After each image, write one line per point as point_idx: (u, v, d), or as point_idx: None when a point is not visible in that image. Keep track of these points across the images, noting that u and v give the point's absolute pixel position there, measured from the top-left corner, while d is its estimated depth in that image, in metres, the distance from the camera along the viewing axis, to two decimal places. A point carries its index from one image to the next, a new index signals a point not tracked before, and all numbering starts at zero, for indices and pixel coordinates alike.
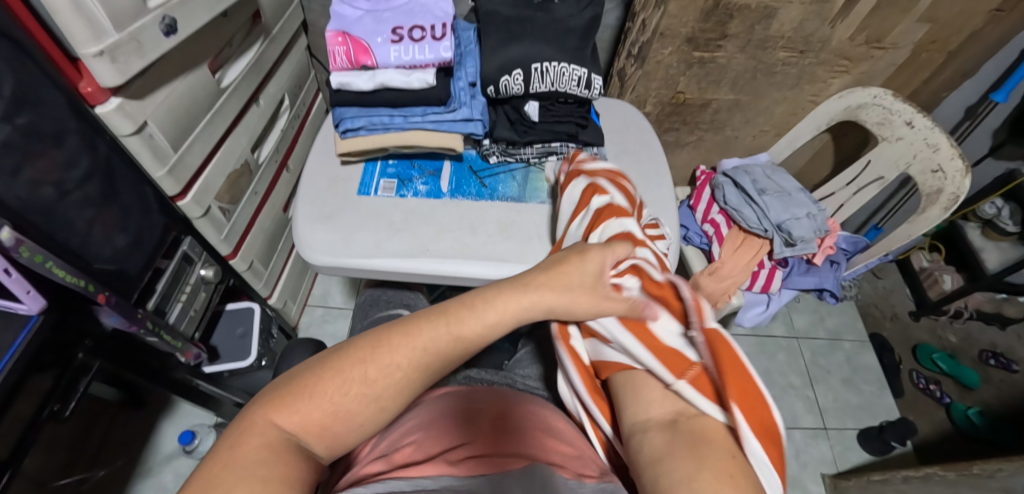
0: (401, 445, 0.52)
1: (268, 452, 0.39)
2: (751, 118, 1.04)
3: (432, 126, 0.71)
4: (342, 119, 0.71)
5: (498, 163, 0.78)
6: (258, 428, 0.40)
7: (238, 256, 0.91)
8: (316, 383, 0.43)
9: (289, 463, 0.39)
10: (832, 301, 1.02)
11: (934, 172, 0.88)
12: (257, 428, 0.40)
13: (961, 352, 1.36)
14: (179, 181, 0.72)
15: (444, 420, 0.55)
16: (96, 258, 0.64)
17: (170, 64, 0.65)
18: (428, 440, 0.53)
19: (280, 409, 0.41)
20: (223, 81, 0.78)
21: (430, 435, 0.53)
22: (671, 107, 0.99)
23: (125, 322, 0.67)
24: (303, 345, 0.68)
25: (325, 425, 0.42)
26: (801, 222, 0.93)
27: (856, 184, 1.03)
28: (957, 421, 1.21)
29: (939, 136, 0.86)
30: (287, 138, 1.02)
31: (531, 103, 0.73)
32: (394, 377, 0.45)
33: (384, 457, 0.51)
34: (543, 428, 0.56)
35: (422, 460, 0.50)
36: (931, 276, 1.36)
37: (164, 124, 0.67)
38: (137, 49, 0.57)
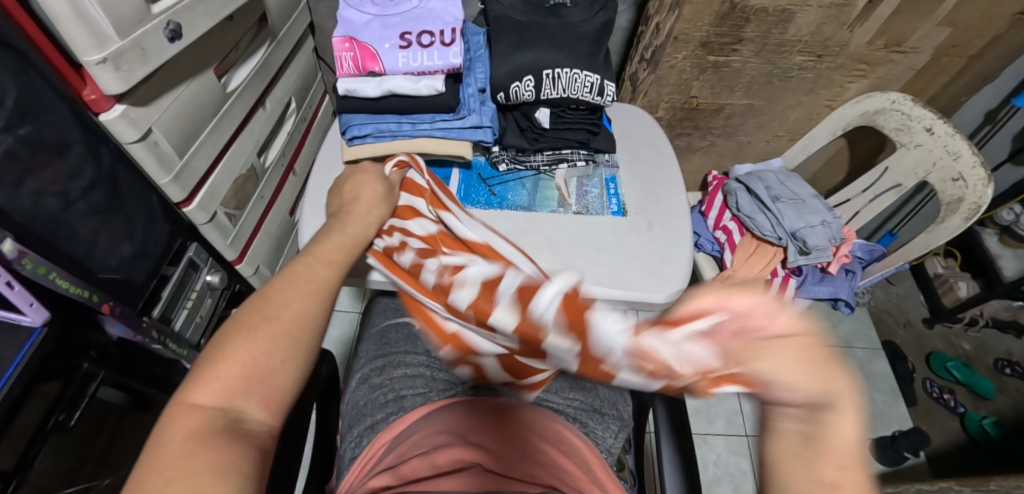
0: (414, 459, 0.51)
1: (196, 437, 0.32)
2: (766, 123, 1.02)
3: (441, 133, 0.70)
4: (348, 125, 0.69)
5: (507, 171, 0.76)
6: (180, 414, 0.33)
7: (244, 261, 0.90)
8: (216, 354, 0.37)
9: (221, 445, 0.32)
10: (846, 310, 0.99)
11: (956, 180, 0.86)
12: (178, 415, 0.33)
13: (975, 361, 1.33)
14: (185, 187, 0.71)
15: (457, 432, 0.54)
16: (101, 268, 0.63)
17: (175, 70, 0.64)
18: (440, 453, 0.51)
19: (198, 387, 0.35)
20: (229, 86, 0.77)
21: (443, 447, 0.52)
22: (684, 111, 0.98)
23: (129, 331, 0.67)
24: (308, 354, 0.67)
25: (249, 385, 0.36)
26: (815, 231, 0.91)
27: (873, 191, 1.01)
28: (971, 431, 1.19)
29: (960, 144, 0.84)
30: (293, 142, 1.01)
31: (542, 109, 0.72)
32: (297, 307, 0.40)
33: (391, 471, 0.51)
34: (554, 442, 0.55)
35: (433, 475, 0.49)
36: (946, 282, 1.33)
37: (169, 131, 0.65)
38: (141, 56, 0.55)
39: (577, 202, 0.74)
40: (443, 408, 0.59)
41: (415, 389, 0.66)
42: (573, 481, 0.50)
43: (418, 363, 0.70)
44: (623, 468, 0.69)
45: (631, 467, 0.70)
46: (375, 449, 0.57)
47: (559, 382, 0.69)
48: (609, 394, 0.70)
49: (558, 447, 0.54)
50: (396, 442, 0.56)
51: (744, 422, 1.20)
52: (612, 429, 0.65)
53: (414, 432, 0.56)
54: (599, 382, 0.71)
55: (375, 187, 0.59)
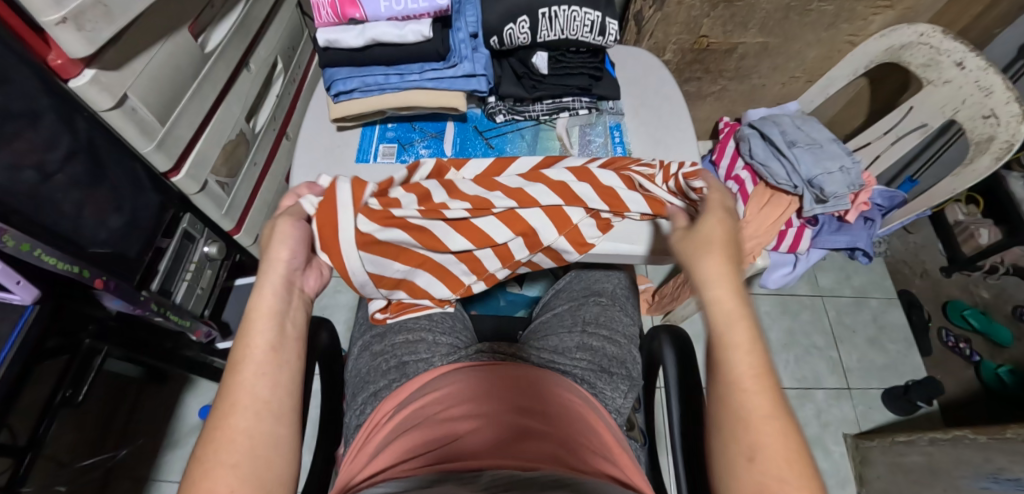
0: (413, 442, 0.49)
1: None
2: (782, 63, 0.97)
3: (431, 84, 0.65)
4: (333, 81, 0.65)
5: (505, 122, 0.72)
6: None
7: (242, 231, 0.88)
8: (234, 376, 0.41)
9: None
10: (863, 260, 0.98)
11: (986, 117, 0.80)
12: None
13: (993, 309, 1.27)
14: (170, 155, 0.67)
15: (455, 411, 0.52)
16: (91, 242, 0.62)
17: (145, 28, 0.59)
18: (437, 435, 0.49)
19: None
20: (207, 47, 0.72)
21: (440, 428, 0.50)
22: (693, 53, 0.92)
23: (128, 305, 0.67)
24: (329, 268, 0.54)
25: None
26: (833, 178, 0.87)
27: (895, 133, 0.96)
28: (986, 380, 1.16)
29: (993, 78, 0.78)
30: (284, 105, 0.97)
31: (539, 53, 0.67)
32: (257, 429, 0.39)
33: (385, 451, 0.49)
34: (565, 414, 0.53)
35: (431, 457, 0.46)
36: (967, 230, 1.27)
37: (146, 96, 0.62)
38: (106, 14, 0.51)
39: (580, 152, 0.70)
40: (432, 378, 0.58)
41: (418, 354, 0.62)
42: (591, 462, 0.47)
43: (417, 330, 0.65)
44: (633, 427, 0.68)
45: (642, 425, 0.70)
46: (378, 417, 0.56)
47: (566, 342, 0.66)
48: (618, 352, 0.67)
49: (553, 407, 0.53)
50: (388, 417, 0.55)
51: None
52: (622, 389, 0.63)
53: (414, 403, 0.55)
54: (607, 340, 0.67)
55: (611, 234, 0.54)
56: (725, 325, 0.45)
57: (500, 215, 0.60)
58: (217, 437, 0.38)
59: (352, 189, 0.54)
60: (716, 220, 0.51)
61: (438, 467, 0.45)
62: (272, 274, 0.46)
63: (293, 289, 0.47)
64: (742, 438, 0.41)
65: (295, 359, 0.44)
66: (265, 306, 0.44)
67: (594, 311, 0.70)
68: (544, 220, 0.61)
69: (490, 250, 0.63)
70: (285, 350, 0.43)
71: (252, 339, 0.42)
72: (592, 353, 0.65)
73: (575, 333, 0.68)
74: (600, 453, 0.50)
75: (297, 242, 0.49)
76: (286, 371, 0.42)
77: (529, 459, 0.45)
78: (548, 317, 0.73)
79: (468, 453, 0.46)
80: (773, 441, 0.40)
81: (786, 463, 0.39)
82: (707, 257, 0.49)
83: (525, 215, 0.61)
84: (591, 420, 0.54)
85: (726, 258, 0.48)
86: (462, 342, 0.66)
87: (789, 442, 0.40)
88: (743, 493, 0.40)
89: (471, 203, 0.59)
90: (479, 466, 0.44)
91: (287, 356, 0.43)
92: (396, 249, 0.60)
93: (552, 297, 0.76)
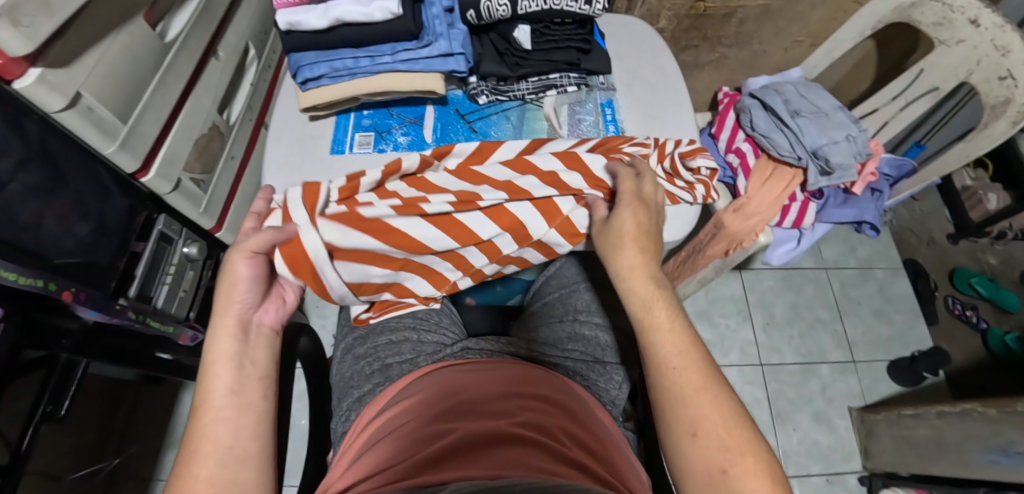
0: (381, 453, 0.44)
1: None
2: (784, 27, 0.91)
3: (404, 65, 0.60)
4: (299, 67, 0.61)
5: (488, 104, 0.67)
6: None
7: (224, 229, 0.85)
8: (205, 421, 0.42)
9: None
10: (870, 233, 0.94)
11: (1003, 79, 0.76)
12: None
13: (1001, 275, 1.24)
14: (137, 155, 0.63)
15: (427, 413, 0.47)
16: (56, 253, 0.58)
17: (94, 19, 0.55)
18: (405, 441, 0.44)
19: None
20: (167, 36, 0.67)
21: (409, 433, 0.45)
22: (689, 20, 0.86)
23: (103, 315, 0.65)
24: (292, 293, 0.53)
25: None
26: (839, 148, 0.84)
27: (904, 98, 0.91)
28: (993, 348, 1.14)
29: (1010, 36, 0.73)
30: (259, 93, 0.92)
31: (521, 27, 0.61)
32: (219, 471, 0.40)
33: (359, 462, 0.45)
34: (554, 413, 0.47)
35: (395, 465, 0.41)
36: (975, 195, 1.23)
37: (103, 93, 0.57)
38: (44, 6, 0.46)
39: (570, 133, 0.66)
40: (416, 380, 0.54)
41: (402, 355, 0.59)
42: (579, 468, 0.41)
43: (403, 328, 0.62)
44: (631, 417, 0.66)
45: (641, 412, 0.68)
46: (361, 424, 0.52)
47: (557, 332, 0.64)
48: (612, 341, 0.64)
49: (544, 404, 0.48)
50: (365, 426, 0.51)
51: (759, 352, 1.17)
52: (615, 380, 0.61)
53: (390, 412, 0.50)
54: (601, 328, 0.65)
55: (639, 222, 0.52)
56: (641, 310, 0.48)
57: (487, 210, 0.57)
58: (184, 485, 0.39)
59: (304, 193, 0.53)
60: (634, 214, 0.52)
61: (396, 476, 0.39)
62: (230, 314, 0.47)
63: (251, 328, 0.48)
64: (682, 414, 0.43)
65: (260, 399, 0.45)
66: (222, 347, 0.45)
67: (589, 300, 0.68)
68: (534, 214, 0.58)
69: (475, 247, 0.59)
70: (248, 392, 0.44)
71: (215, 383, 0.43)
72: (585, 343, 0.63)
73: (566, 323, 0.65)
74: (591, 458, 0.43)
75: (254, 282, 0.48)
76: (251, 413, 0.44)
77: (503, 462, 0.39)
78: (538, 306, 0.70)
79: (433, 457, 0.40)
80: (712, 413, 0.43)
81: (726, 432, 0.42)
82: (617, 252, 0.51)
83: (511, 208, 0.57)
84: (585, 420, 0.49)
85: (639, 251, 0.51)
86: (449, 338, 0.63)
87: (724, 407, 0.43)
88: (694, 470, 0.42)
89: (454, 196, 0.55)
90: (441, 472, 0.38)
91: (250, 397, 0.44)
92: (372, 257, 0.55)
93: (543, 284, 0.73)
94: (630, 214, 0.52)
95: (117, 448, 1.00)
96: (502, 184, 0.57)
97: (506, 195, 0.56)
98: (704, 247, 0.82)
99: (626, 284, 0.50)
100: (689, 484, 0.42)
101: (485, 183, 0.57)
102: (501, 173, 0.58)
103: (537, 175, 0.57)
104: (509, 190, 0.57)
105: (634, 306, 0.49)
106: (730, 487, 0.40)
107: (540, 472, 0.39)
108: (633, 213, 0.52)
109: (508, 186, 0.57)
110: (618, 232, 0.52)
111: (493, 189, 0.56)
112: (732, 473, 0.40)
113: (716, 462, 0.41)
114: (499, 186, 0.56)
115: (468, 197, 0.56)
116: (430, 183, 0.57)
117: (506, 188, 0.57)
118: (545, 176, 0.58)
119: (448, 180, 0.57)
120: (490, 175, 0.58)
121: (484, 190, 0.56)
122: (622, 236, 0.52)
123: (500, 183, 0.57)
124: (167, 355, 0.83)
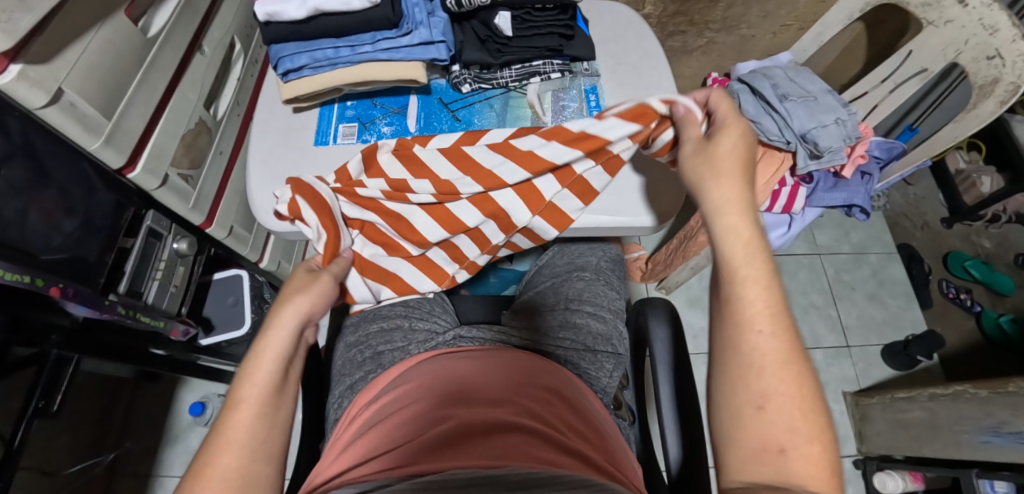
0: (375, 441, 0.44)
1: None
2: (772, 10, 0.91)
3: (385, 55, 0.60)
4: (279, 58, 0.60)
5: (472, 92, 0.67)
6: None
7: (214, 224, 0.85)
8: (228, 411, 0.43)
9: None
10: (861, 217, 0.93)
11: (990, 58, 0.76)
12: None
13: (996, 258, 1.24)
14: (122, 151, 0.63)
15: (422, 400, 0.46)
16: (43, 250, 0.60)
17: (75, 15, 0.55)
18: (401, 430, 0.44)
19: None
20: (150, 31, 0.67)
21: (404, 421, 0.44)
22: (675, 5, 0.86)
23: (93, 311, 0.64)
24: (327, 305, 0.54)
25: None
26: (828, 131, 0.83)
27: (894, 81, 0.90)
28: (987, 330, 1.14)
29: (998, 15, 0.73)
30: (246, 88, 0.92)
31: (502, 13, 0.62)
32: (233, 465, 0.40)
33: (352, 447, 0.44)
34: (550, 401, 0.47)
35: (392, 455, 0.41)
36: (968, 179, 1.23)
37: (87, 89, 0.57)
38: (20, 2, 0.46)
39: (554, 120, 0.66)
40: (412, 367, 0.54)
41: (394, 343, 0.59)
42: (575, 456, 0.41)
43: (394, 317, 0.62)
44: (621, 406, 0.65)
45: (631, 402, 0.67)
46: (354, 412, 0.52)
47: (550, 320, 0.64)
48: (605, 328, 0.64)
49: (542, 393, 0.48)
50: (358, 413, 0.51)
51: None
52: (607, 368, 0.60)
53: (384, 398, 0.50)
54: (592, 316, 0.64)
55: (737, 147, 0.48)
56: (741, 252, 0.43)
57: (470, 199, 0.60)
58: (205, 475, 0.39)
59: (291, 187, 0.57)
60: (736, 135, 0.48)
61: (394, 468, 0.39)
62: (282, 324, 0.48)
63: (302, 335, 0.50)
64: (754, 384, 0.40)
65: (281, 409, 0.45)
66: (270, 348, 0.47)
67: (583, 286, 0.67)
68: (516, 201, 0.60)
69: (465, 236, 0.63)
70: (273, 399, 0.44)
71: (257, 378, 0.44)
72: (579, 331, 0.62)
73: (560, 310, 0.65)
74: (586, 447, 0.44)
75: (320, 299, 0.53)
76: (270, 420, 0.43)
77: (501, 453, 0.40)
78: (530, 296, 0.69)
79: (430, 448, 0.40)
80: (788, 386, 0.39)
81: (800, 414, 0.38)
82: (717, 180, 0.47)
83: (493, 195, 0.59)
84: (581, 407, 0.49)
85: (741, 179, 0.46)
86: (441, 326, 0.63)
87: (805, 384, 0.39)
88: (747, 440, 0.39)
89: (436, 186, 0.58)
90: (440, 463, 0.39)
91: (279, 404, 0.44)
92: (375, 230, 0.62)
93: (536, 274, 0.73)
94: (725, 136, 0.48)
95: (114, 443, 1.01)
96: (484, 170, 0.58)
97: (483, 185, 0.58)
98: (695, 234, 0.86)
99: (718, 219, 0.46)
100: (739, 458, 0.39)
101: (467, 171, 0.58)
102: (484, 156, 0.58)
103: (517, 153, 0.58)
104: (488, 179, 0.58)
105: (733, 243, 0.44)
106: (789, 469, 0.37)
107: (537, 462, 0.39)
108: (733, 140, 0.48)
109: (489, 175, 0.58)
110: (708, 154, 0.48)
111: (470, 179, 0.58)
112: (793, 454, 0.37)
113: (769, 434, 0.38)
114: (479, 177, 0.58)
115: (448, 188, 0.58)
116: (419, 164, 0.59)
117: (483, 176, 0.58)
118: (523, 154, 0.57)
119: (433, 161, 0.59)
120: (473, 158, 0.59)
121: (464, 179, 0.58)
122: (720, 161, 0.47)
123: (478, 172, 0.58)
124: (161, 350, 0.83)
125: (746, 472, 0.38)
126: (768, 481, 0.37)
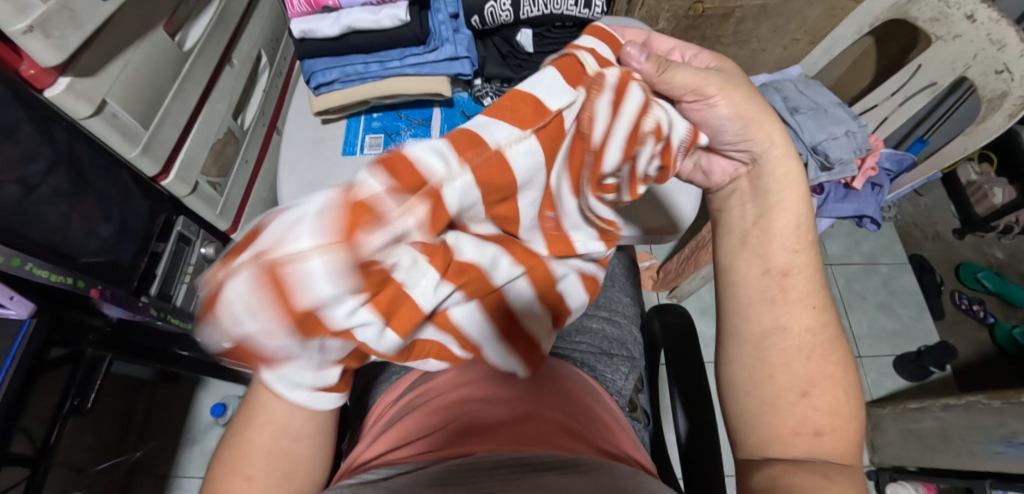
0: (408, 429, 0.45)
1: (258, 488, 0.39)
2: (781, 25, 0.93)
3: (412, 70, 0.63)
4: (312, 72, 0.63)
5: (493, 105, 0.70)
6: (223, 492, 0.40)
7: (239, 230, 0.87)
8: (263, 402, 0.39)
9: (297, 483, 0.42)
10: (872, 227, 0.95)
11: (999, 72, 0.77)
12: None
13: (1009, 269, 1.24)
14: (157, 160, 0.66)
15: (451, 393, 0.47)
16: (82, 252, 0.62)
17: (119, 31, 0.58)
18: (432, 418, 0.45)
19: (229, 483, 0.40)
20: (185, 45, 0.70)
21: (435, 410, 0.46)
22: (688, 20, 0.89)
23: (127, 312, 0.68)
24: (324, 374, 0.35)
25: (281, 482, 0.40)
26: (838, 143, 0.84)
27: (902, 95, 0.92)
28: (1000, 341, 1.14)
29: (1006, 30, 0.74)
30: (272, 98, 0.96)
31: (524, 31, 0.65)
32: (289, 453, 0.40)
33: (385, 434, 0.46)
34: (573, 399, 0.49)
35: (425, 441, 0.42)
36: (980, 190, 1.23)
37: (126, 100, 0.60)
38: (72, 19, 0.48)
39: None
40: None
41: None
42: (599, 447, 0.43)
43: None
44: (637, 409, 0.66)
45: (645, 405, 0.68)
46: (378, 412, 0.54)
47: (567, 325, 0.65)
48: (619, 333, 0.65)
49: (561, 389, 0.50)
50: (388, 406, 0.53)
51: None
52: (622, 371, 0.62)
53: (414, 392, 0.51)
54: (607, 321, 0.66)
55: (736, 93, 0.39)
56: (791, 239, 0.41)
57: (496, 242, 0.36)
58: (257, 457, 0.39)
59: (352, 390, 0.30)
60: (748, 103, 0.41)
61: (429, 452, 0.41)
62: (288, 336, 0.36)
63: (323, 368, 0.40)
64: (771, 358, 0.40)
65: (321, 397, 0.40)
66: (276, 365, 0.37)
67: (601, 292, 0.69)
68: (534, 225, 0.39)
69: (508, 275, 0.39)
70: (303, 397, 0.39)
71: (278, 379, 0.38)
72: (596, 336, 0.64)
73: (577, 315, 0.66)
74: (609, 440, 0.46)
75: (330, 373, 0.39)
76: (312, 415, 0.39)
77: (530, 441, 0.41)
78: None
79: (463, 437, 0.42)
80: (820, 369, 0.39)
81: (838, 402, 0.38)
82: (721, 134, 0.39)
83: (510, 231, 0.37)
84: (599, 406, 0.51)
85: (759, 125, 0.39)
86: None
87: (838, 363, 0.40)
88: (773, 424, 0.38)
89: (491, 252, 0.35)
90: (472, 449, 0.40)
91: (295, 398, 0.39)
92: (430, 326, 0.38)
93: None
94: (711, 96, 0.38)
95: (135, 442, 1.04)
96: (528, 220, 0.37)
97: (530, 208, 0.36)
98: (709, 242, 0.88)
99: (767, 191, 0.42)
100: (765, 444, 0.39)
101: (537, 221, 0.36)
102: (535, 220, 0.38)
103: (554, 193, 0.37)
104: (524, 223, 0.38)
105: (794, 219, 0.41)
106: (819, 450, 0.37)
107: (555, 447, 0.41)
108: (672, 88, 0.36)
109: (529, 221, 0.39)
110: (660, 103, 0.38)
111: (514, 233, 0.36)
112: (827, 440, 0.37)
113: (805, 423, 0.38)
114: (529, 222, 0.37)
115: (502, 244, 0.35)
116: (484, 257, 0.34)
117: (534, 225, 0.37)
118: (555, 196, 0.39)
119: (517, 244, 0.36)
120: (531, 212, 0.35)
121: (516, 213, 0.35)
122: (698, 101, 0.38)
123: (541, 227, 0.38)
124: (185, 351, 0.85)
125: (765, 449, 0.38)
126: (794, 458, 0.37)
